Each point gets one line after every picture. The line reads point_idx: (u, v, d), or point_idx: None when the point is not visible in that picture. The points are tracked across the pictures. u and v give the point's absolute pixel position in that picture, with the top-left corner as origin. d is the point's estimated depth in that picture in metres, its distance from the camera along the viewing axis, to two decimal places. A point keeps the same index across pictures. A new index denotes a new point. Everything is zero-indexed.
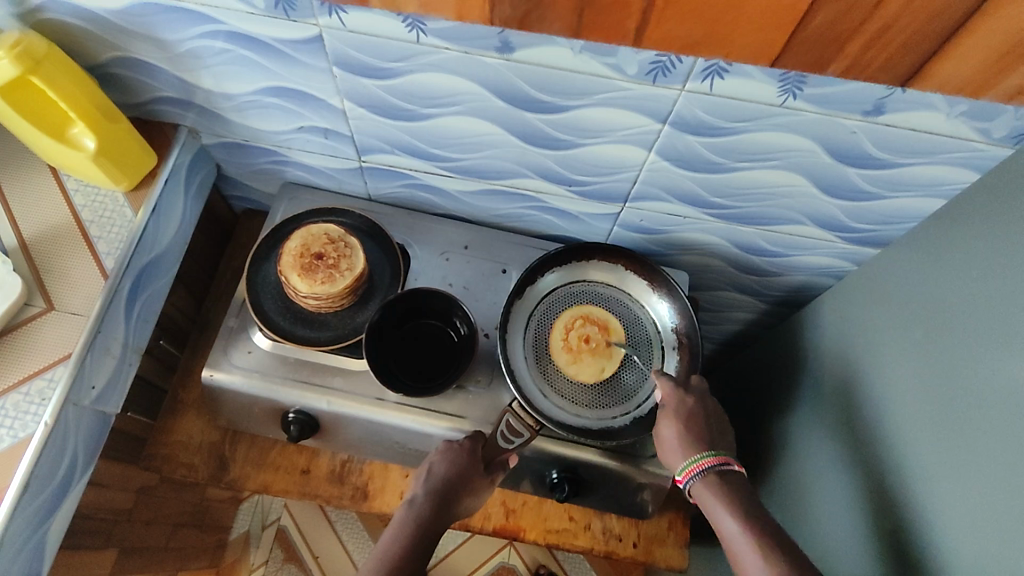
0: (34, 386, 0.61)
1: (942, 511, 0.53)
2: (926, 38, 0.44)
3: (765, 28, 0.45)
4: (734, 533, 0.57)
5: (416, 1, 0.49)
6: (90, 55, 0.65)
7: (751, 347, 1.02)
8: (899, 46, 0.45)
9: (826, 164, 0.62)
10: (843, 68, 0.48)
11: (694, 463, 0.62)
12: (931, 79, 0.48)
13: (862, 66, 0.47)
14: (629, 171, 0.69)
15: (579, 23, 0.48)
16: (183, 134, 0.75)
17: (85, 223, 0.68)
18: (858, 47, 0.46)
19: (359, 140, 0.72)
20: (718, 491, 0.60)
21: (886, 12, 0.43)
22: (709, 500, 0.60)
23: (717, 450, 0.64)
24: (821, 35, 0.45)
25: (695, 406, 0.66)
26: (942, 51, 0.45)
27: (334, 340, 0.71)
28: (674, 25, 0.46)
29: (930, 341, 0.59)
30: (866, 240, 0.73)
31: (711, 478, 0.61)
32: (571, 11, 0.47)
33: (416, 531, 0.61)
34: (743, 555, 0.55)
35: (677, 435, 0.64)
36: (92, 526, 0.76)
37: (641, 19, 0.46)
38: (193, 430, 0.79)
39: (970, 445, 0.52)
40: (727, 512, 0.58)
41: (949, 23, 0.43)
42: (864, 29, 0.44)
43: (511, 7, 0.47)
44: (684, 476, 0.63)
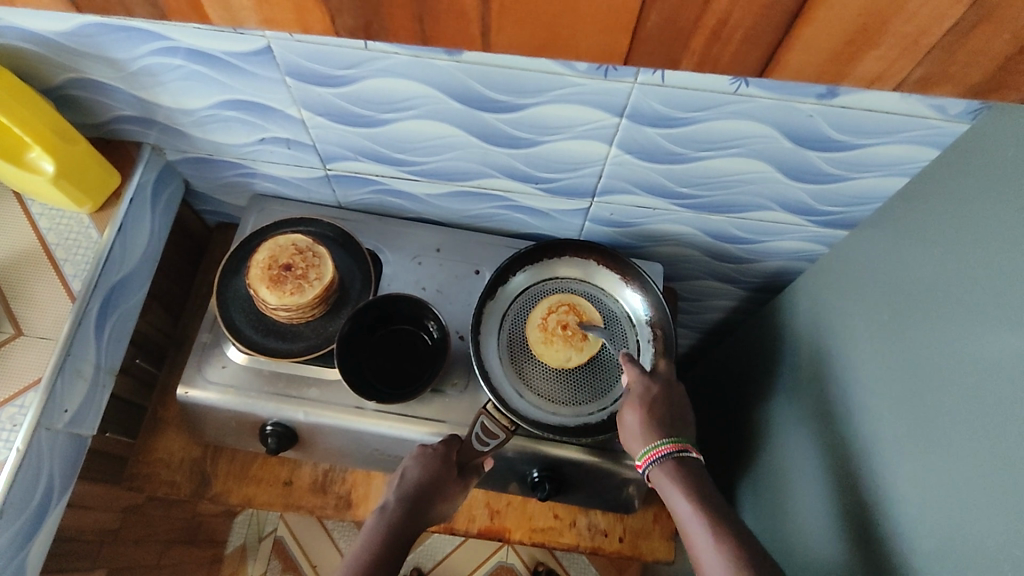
0: (5, 412, 0.61)
1: (915, 492, 0.53)
2: (767, 28, 0.42)
3: (605, 27, 0.43)
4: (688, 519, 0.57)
5: (257, 18, 0.46)
6: (46, 78, 0.65)
7: (734, 334, 1.02)
8: (741, 40, 0.43)
9: (787, 149, 0.62)
10: (695, 64, 0.45)
11: (653, 449, 0.62)
12: (783, 70, 0.45)
13: (713, 61, 0.45)
14: (593, 166, 0.68)
15: (423, 32, 0.45)
16: (147, 151, 0.74)
17: (51, 246, 0.68)
18: (703, 42, 0.43)
19: (323, 149, 0.71)
20: (675, 477, 0.60)
21: (717, 8, 0.41)
22: (665, 485, 0.60)
23: (677, 438, 0.63)
24: (660, 32, 0.43)
25: (660, 396, 0.65)
26: (787, 42, 0.43)
27: (307, 351, 0.71)
28: (513, 29, 0.44)
29: (899, 320, 0.59)
30: (837, 222, 0.73)
31: (668, 465, 0.61)
32: (412, 20, 0.45)
33: (388, 537, 0.60)
34: (696, 536, 0.56)
35: (639, 421, 0.63)
36: (76, 549, 0.75)
37: (482, 24, 0.44)
38: (174, 448, 0.79)
39: (940, 424, 0.51)
40: (682, 497, 0.58)
41: (784, 15, 0.41)
42: (703, 23, 0.42)
43: (352, 18, 0.45)
44: (643, 462, 0.62)
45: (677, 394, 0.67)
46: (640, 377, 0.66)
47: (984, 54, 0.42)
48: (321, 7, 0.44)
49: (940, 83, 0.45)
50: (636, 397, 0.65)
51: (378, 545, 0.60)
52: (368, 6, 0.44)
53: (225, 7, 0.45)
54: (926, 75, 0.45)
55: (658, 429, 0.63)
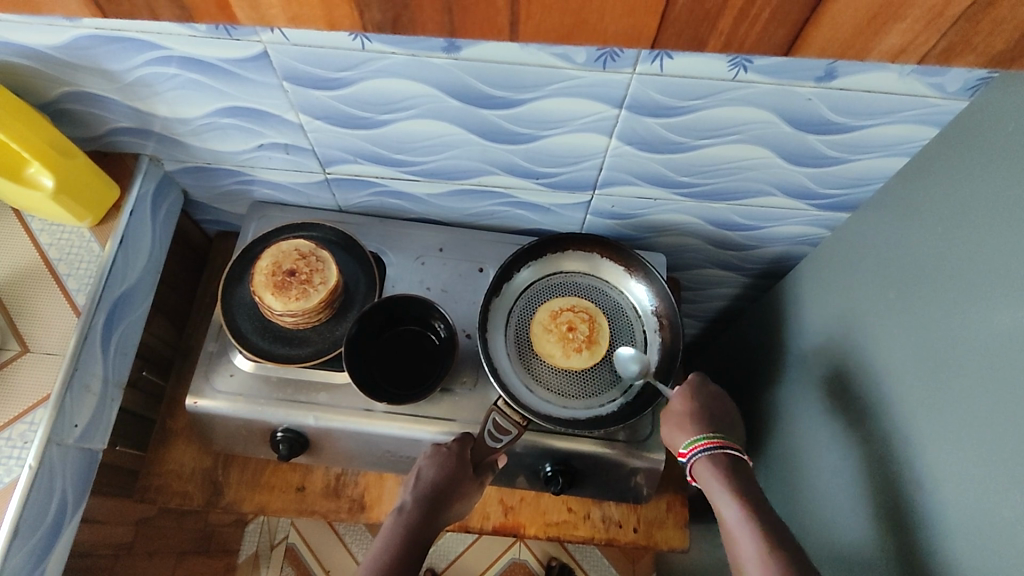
0: (16, 430, 0.61)
1: (934, 468, 0.54)
2: (794, 6, 0.42)
3: (636, 12, 0.44)
4: (735, 522, 0.59)
5: (285, 15, 0.47)
6: (41, 93, 0.65)
7: (737, 322, 1.02)
8: (768, 17, 0.43)
9: (787, 134, 0.62)
10: (721, 46, 0.46)
11: (700, 440, 0.65)
12: (808, 48, 0.46)
13: (738, 41, 0.46)
14: (593, 159, 0.68)
15: (450, 23, 0.46)
16: (144, 163, 0.74)
17: (53, 262, 0.68)
18: (731, 21, 0.44)
19: (322, 153, 0.71)
20: (725, 476, 0.62)
21: None
22: (712, 485, 0.62)
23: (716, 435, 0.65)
24: (689, 15, 0.44)
25: (705, 397, 0.69)
26: (814, 18, 0.43)
27: (314, 355, 0.71)
28: (541, 16, 0.45)
29: (905, 300, 0.59)
30: (837, 205, 0.73)
31: (716, 459, 0.63)
32: (440, 10, 0.46)
33: (405, 539, 0.61)
34: (738, 535, 0.58)
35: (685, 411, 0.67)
36: (92, 563, 0.75)
37: (511, 11, 0.45)
38: (185, 458, 0.79)
39: (955, 400, 0.52)
40: (727, 497, 0.60)
41: None
42: (729, 4, 0.43)
43: (380, 11, 0.46)
44: (689, 451, 0.65)
45: (724, 402, 0.69)
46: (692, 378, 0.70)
47: (1004, 23, 0.43)
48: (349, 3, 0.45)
49: (960, 52, 0.46)
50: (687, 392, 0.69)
51: (397, 546, 0.60)
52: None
53: (253, 5, 0.46)
54: (947, 46, 0.46)
55: (702, 422, 0.66)
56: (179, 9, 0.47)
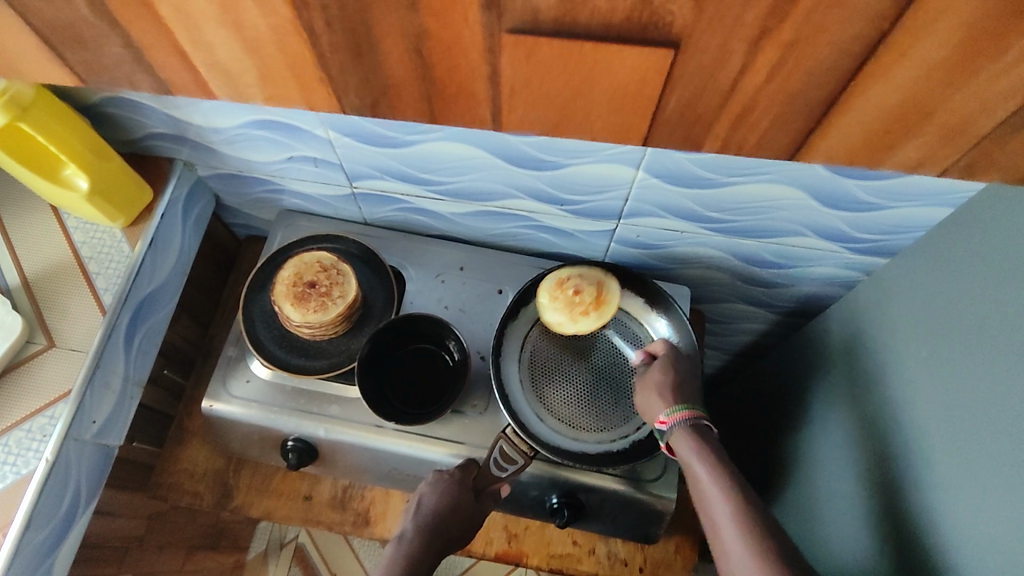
0: (35, 423, 0.63)
1: (964, 542, 0.50)
2: (798, 114, 0.40)
3: (621, 111, 0.42)
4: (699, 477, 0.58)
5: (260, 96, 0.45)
6: (83, 96, 0.67)
7: (764, 359, 0.99)
8: (769, 123, 0.41)
9: (823, 177, 0.60)
10: (718, 147, 0.44)
11: (681, 409, 0.62)
12: (813, 154, 0.44)
13: (738, 143, 0.43)
14: (619, 189, 0.67)
15: (431, 109, 0.44)
16: (179, 166, 0.76)
17: (84, 260, 0.69)
18: (726, 127, 0.42)
19: (349, 167, 0.71)
20: (698, 443, 0.60)
21: (743, 94, 0.39)
22: (681, 446, 0.61)
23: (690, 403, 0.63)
24: (681, 117, 0.41)
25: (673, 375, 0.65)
26: (822, 127, 0.41)
27: (329, 368, 0.71)
28: (527, 108, 0.43)
29: (939, 359, 0.57)
30: (873, 249, 0.71)
31: (688, 430, 0.61)
32: (419, 98, 0.44)
33: (405, 566, 0.62)
34: (712, 500, 0.57)
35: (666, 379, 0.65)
36: (103, 555, 0.77)
37: (493, 105, 0.43)
38: (198, 458, 0.80)
39: (989, 474, 0.49)
40: (701, 461, 0.58)
41: (817, 103, 0.39)
42: (725, 110, 0.40)
43: (357, 97, 0.44)
44: (668, 419, 0.62)
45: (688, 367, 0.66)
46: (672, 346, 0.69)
47: None
48: (325, 85, 0.43)
49: (985, 168, 0.43)
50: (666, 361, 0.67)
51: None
52: (374, 86, 0.43)
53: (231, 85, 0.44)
54: (973, 165, 0.43)
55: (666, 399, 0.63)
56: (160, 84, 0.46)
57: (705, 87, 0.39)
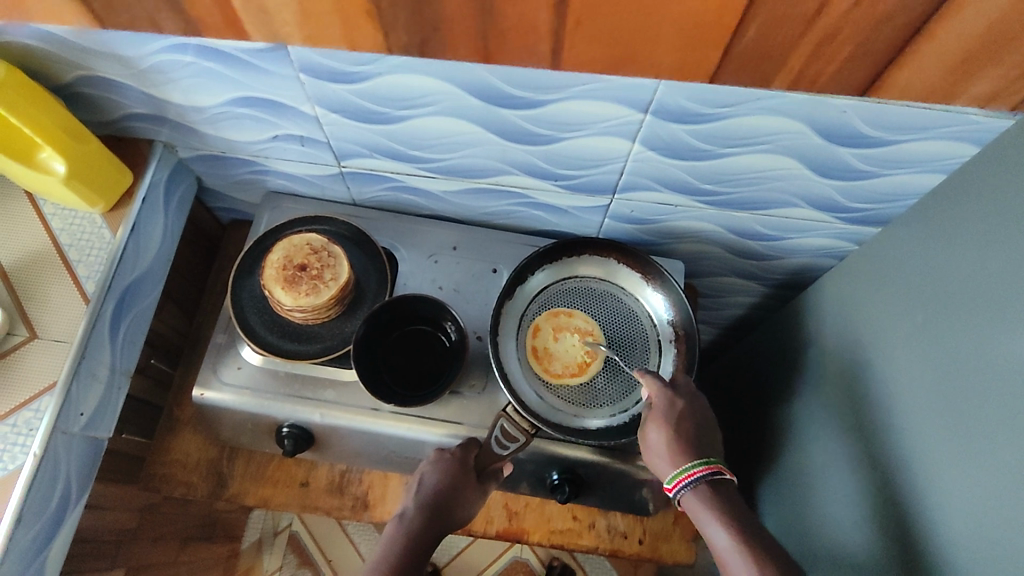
0: (21, 417, 0.61)
1: (958, 502, 0.52)
2: (880, 45, 0.42)
3: (696, 45, 0.43)
4: (727, 551, 0.56)
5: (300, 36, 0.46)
6: (55, 76, 0.64)
7: (753, 332, 1.00)
8: (850, 53, 0.43)
9: (819, 146, 0.60)
10: (789, 81, 0.45)
11: (683, 472, 0.60)
12: (889, 88, 0.46)
13: (812, 77, 0.45)
14: (614, 163, 0.66)
15: (486, 47, 0.45)
16: (159, 149, 0.73)
17: (64, 248, 0.67)
18: (803, 58, 0.43)
19: (337, 146, 0.70)
20: (713, 506, 0.58)
21: (834, 12, 0.40)
22: (701, 514, 0.58)
23: (709, 457, 0.61)
24: (759, 47, 0.43)
25: (685, 410, 0.63)
26: (905, 54, 0.43)
27: (323, 352, 0.70)
28: (583, 47, 0.44)
29: (935, 324, 0.57)
30: (864, 219, 0.71)
31: (701, 488, 0.59)
32: (472, 34, 0.45)
33: (406, 546, 0.61)
34: (734, 569, 0.55)
35: (665, 440, 0.61)
36: (95, 549, 0.75)
37: (555, 42, 0.44)
38: (190, 448, 0.79)
39: (984, 435, 0.50)
40: (719, 527, 0.56)
41: (902, 32, 0.41)
42: (807, 38, 0.42)
43: (405, 33, 0.45)
44: (673, 486, 0.60)
45: (702, 407, 0.64)
46: (661, 390, 0.64)
47: None
48: (371, 25, 0.45)
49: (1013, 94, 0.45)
50: (659, 414, 0.63)
51: (397, 555, 0.60)
52: (424, 22, 0.44)
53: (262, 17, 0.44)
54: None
55: (686, 449, 0.61)
56: (166, 23, 0.50)
57: (790, 16, 0.40)
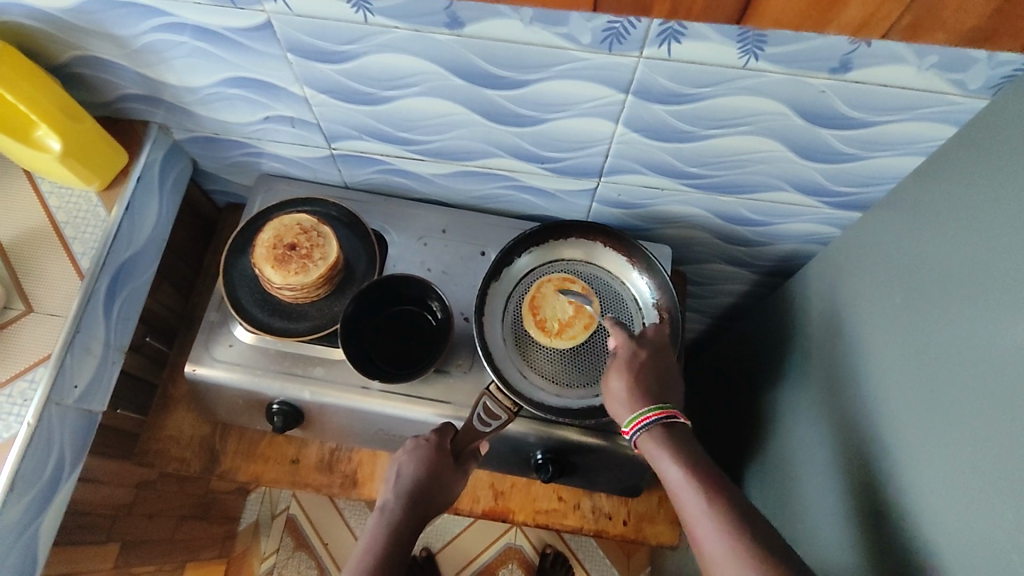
0: (16, 388, 0.62)
1: (929, 478, 0.52)
2: None
3: None
4: (681, 486, 0.55)
5: None
6: (52, 56, 0.65)
7: (743, 319, 1.01)
8: None
9: (800, 128, 0.60)
10: (666, 11, 0.47)
11: (640, 416, 0.60)
12: (762, 18, 0.47)
13: (684, 8, 0.47)
14: (599, 145, 0.67)
15: None
16: (154, 130, 0.74)
17: (60, 225, 0.68)
18: None
19: (327, 128, 0.71)
20: (665, 442, 0.58)
21: None
22: (654, 450, 0.58)
23: (664, 403, 0.61)
24: None
25: (647, 363, 0.64)
26: None
27: (312, 330, 0.71)
28: None
29: (913, 304, 0.58)
30: (849, 204, 0.71)
31: (655, 432, 0.59)
32: None
33: (390, 538, 0.60)
34: (687, 501, 0.55)
35: (625, 387, 0.62)
36: (91, 522, 0.77)
37: None
38: (184, 425, 0.80)
39: (955, 410, 0.50)
40: (671, 462, 0.57)
41: None
42: None
43: None
44: (630, 428, 0.61)
45: (666, 363, 0.65)
46: (627, 342, 0.65)
47: None
48: None
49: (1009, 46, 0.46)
50: (622, 362, 0.64)
51: (382, 546, 0.59)
52: None
53: None
54: None
55: (644, 393, 0.62)
56: None
57: None
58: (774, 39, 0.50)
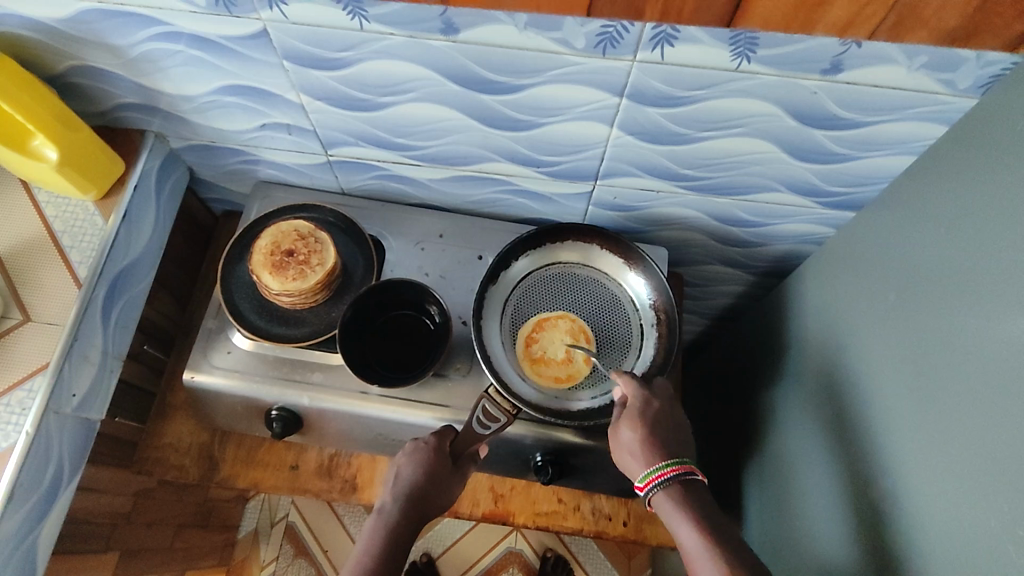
0: (14, 397, 0.62)
1: (923, 474, 0.52)
2: None
3: None
4: (697, 554, 0.55)
5: None
6: (48, 66, 0.66)
7: (740, 320, 1.01)
8: None
9: (792, 129, 0.61)
10: (658, 14, 0.49)
11: (656, 471, 0.60)
12: (750, 19, 0.48)
13: (676, 11, 0.48)
14: (594, 148, 0.67)
15: None
16: (151, 139, 0.75)
17: (58, 234, 0.69)
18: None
19: (323, 134, 0.71)
20: (682, 504, 0.58)
21: None
22: (670, 511, 0.59)
23: (682, 458, 0.62)
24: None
25: (659, 412, 0.64)
26: None
27: (310, 336, 0.72)
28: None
29: (905, 303, 0.58)
30: (843, 204, 0.72)
31: (672, 488, 0.59)
32: None
33: (387, 539, 0.61)
34: (700, 566, 0.55)
35: (637, 439, 0.62)
36: (90, 531, 0.77)
37: None
38: (183, 432, 0.80)
39: (948, 406, 0.51)
40: (687, 526, 0.57)
41: None
42: None
43: None
44: (644, 484, 0.61)
45: (676, 413, 0.65)
46: (638, 392, 0.65)
47: None
48: None
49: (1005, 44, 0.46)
50: (633, 413, 0.64)
51: (378, 549, 0.60)
52: None
53: None
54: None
55: (659, 447, 0.62)
56: None
57: None
58: (766, 42, 0.51)
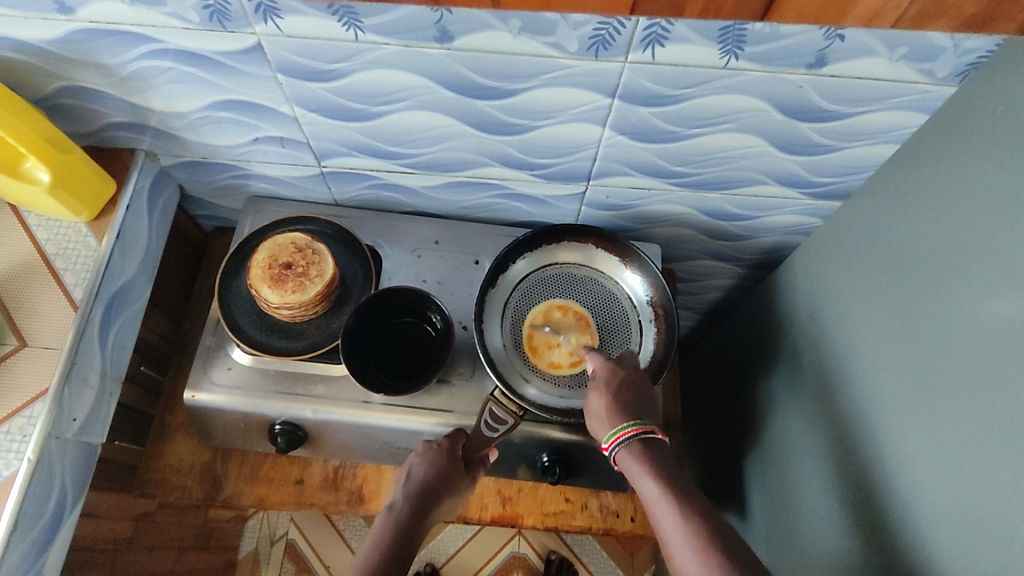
0: (14, 424, 0.61)
1: (919, 450, 0.54)
2: None
3: None
4: (657, 504, 0.56)
5: None
6: (35, 87, 0.65)
7: (732, 313, 1.03)
8: None
9: (780, 123, 0.63)
10: (698, 11, 0.47)
11: (617, 432, 0.61)
12: (785, 13, 0.47)
13: (716, 8, 0.46)
14: (587, 149, 0.69)
15: None
16: (141, 158, 0.74)
17: (50, 257, 0.68)
18: None
19: (316, 146, 0.71)
20: (645, 461, 0.59)
21: None
22: (633, 468, 0.59)
23: (644, 420, 0.62)
24: None
25: (626, 379, 0.65)
26: None
27: (311, 348, 0.71)
28: None
29: (896, 285, 0.60)
30: (829, 194, 0.74)
31: (634, 446, 0.60)
32: None
33: (395, 536, 0.60)
34: (663, 518, 0.56)
35: (605, 405, 0.63)
36: (91, 558, 0.76)
37: None
38: (184, 453, 0.79)
39: (941, 383, 0.53)
40: (649, 480, 0.58)
41: None
42: None
43: None
44: (610, 444, 0.62)
45: (645, 382, 0.66)
46: (605, 363, 0.66)
47: None
48: None
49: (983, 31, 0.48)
50: (602, 383, 0.65)
51: (387, 542, 0.59)
52: None
53: None
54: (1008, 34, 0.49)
55: (624, 408, 0.63)
56: None
57: None
58: (752, 39, 0.52)
